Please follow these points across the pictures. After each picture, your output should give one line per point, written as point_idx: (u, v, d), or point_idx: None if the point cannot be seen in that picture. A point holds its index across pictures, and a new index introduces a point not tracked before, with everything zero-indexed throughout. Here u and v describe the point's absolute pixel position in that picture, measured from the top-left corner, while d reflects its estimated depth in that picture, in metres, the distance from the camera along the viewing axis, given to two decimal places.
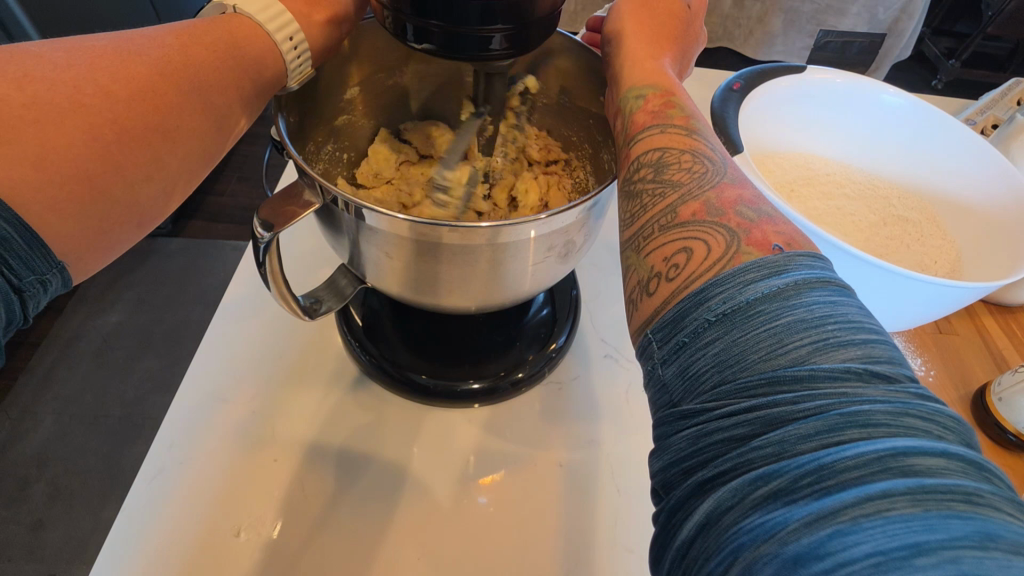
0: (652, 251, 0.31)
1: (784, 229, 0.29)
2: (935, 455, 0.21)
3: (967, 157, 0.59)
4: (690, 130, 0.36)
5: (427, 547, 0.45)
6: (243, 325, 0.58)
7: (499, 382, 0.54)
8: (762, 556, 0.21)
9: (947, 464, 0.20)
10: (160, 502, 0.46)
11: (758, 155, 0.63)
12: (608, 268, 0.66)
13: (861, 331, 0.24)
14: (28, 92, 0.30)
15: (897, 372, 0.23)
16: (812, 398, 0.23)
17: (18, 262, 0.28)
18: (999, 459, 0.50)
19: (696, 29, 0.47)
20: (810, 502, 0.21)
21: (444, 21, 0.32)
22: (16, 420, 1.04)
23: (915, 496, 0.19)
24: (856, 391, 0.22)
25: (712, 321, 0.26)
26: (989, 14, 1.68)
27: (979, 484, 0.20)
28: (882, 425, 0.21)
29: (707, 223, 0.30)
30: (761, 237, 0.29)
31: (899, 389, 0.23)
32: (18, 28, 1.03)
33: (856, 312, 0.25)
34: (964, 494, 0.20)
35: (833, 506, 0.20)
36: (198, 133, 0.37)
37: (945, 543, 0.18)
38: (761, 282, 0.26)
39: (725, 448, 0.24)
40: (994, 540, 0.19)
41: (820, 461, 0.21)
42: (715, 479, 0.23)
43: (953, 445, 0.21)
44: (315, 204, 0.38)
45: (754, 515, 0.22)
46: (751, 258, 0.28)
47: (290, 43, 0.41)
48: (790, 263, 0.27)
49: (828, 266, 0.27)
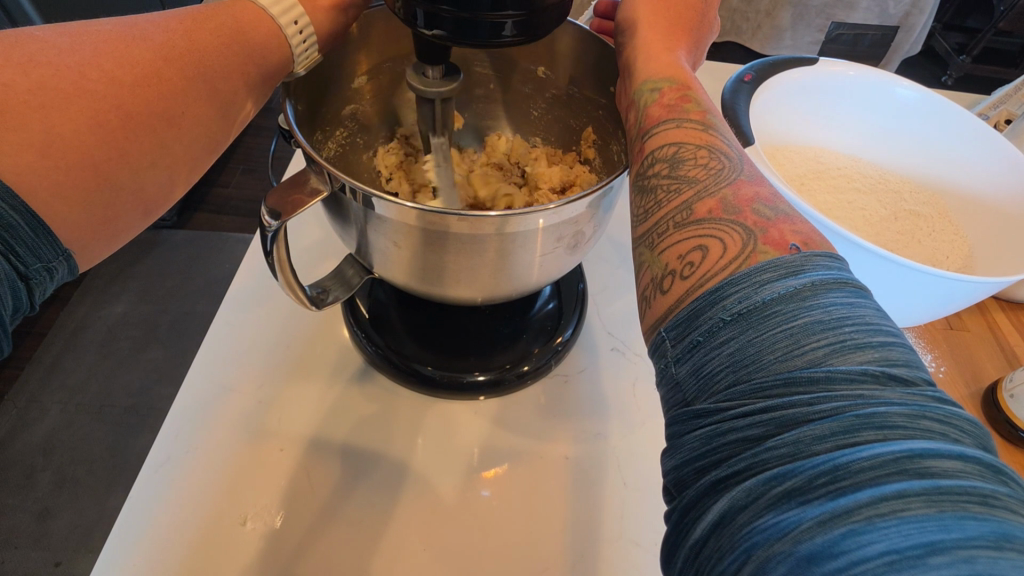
0: (666, 249, 0.31)
1: (801, 228, 0.29)
2: (952, 457, 0.20)
3: (982, 151, 0.58)
4: (706, 125, 0.36)
5: (432, 539, 0.45)
6: (249, 315, 0.58)
7: (505, 374, 0.54)
8: (776, 554, 0.20)
9: (964, 467, 0.20)
10: (164, 491, 0.46)
11: (769, 148, 0.63)
12: (615, 263, 0.66)
13: (878, 334, 0.24)
14: (34, 77, 0.30)
15: (914, 376, 0.23)
16: (828, 399, 0.22)
17: (25, 249, 0.28)
18: (1011, 458, 0.49)
19: (710, 19, 0.46)
20: (824, 502, 0.20)
21: (455, 6, 0.31)
22: (22, 409, 1.04)
23: (930, 497, 0.19)
24: (873, 393, 0.22)
25: (728, 321, 0.26)
26: (1002, 9, 1.66)
27: (995, 487, 0.20)
28: (899, 427, 0.21)
29: (724, 222, 0.30)
30: (778, 236, 0.28)
31: (915, 392, 0.22)
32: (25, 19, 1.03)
33: (874, 315, 0.25)
34: (980, 496, 0.19)
35: (847, 506, 0.20)
36: (203, 120, 0.36)
37: (960, 543, 0.18)
38: (778, 282, 0.26)
39: (739, 449, 0.23)
40: (1010, 541, 0.18)
41: (835, 461, 0.21)
42: (728, 479, 0.23)
43: (971, 449, 0.21)
44: (322, 191, 0.37)
45: (767, 515, 0.21)
46: (768, 257, 0.27)
47: (296, 28, 0.40)
48: (807, 264, 0.26)
49: (845, 267, 0.27)
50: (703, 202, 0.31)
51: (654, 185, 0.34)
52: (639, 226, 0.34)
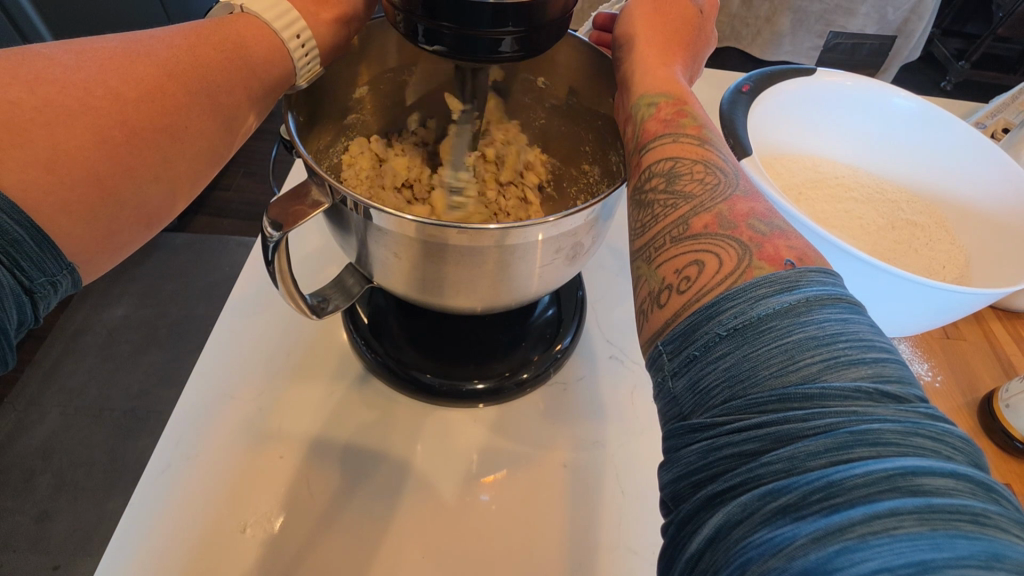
0: (665, 262, 0.31)
1: (796, 244, 0.29)
2: (944, 475, 0.21)
3: (979, 162, 0.59)
4: (703, 140, 0.36)
5: (431, 546, 0.46)
6: (249, 322, 0.58)
7: (504, 382, 0.54)
8: (772, 570, 0.21)
9: (956, 484, 0.20)
10: (166, 500, 0.46)
11: (767, 158, 0.63)
12: (614, 270, 0.66)
13: (872, 350, 0.24)
14: (40, 94, 0.30)
15: (907, 392, 0.23)
16: (823, 415, 0.23)
17: (29, 263, 0.29)
18: (1007, 468, 0.49)
19: (707, 33, 0.47)
20: (818, 518, 0.20)
21: (455, 22, 0.32)
22: (22, 412, 1.04)
23: (923, 514, 0.19)
24: (867, 410, 0.22)
25: (724, 335, 0.26)
26: (1001, 15, 1.66)
27: (987, 505, 0.20)
28: (892, 444, 0.21)
29: (721, 235, 0.30)
30: (773, 252, 0.29)
31: (908, 409, 0.23)
32: (29, 25, 1.04)
33: (868, 330, 0.25)
34: (971, 514, 0.20)
35: (841, 522, 0.20)
36: (207, 133, 0.37)
37: (952, 561, 0.18)
38: (773, 297, 0.26)
39: (735, 463, 0.24)
40: (1001, 560, 0.19)
41: (830, 478, 0.21)
42: (725, 493, 0.23)
43: (962, 466, 0.21)
44: (323, 203, 0.38)
45: (763, 530, 0.22)
46: (763, 273, 0.28)
47: (298, 42, 0.40)
48: (802, 279, 0.27)
49: (840, 282, 0.27)
50: (700, 215, 0.32)
51: (652, 198, 0.34)
52: (637, 239, 0.34)
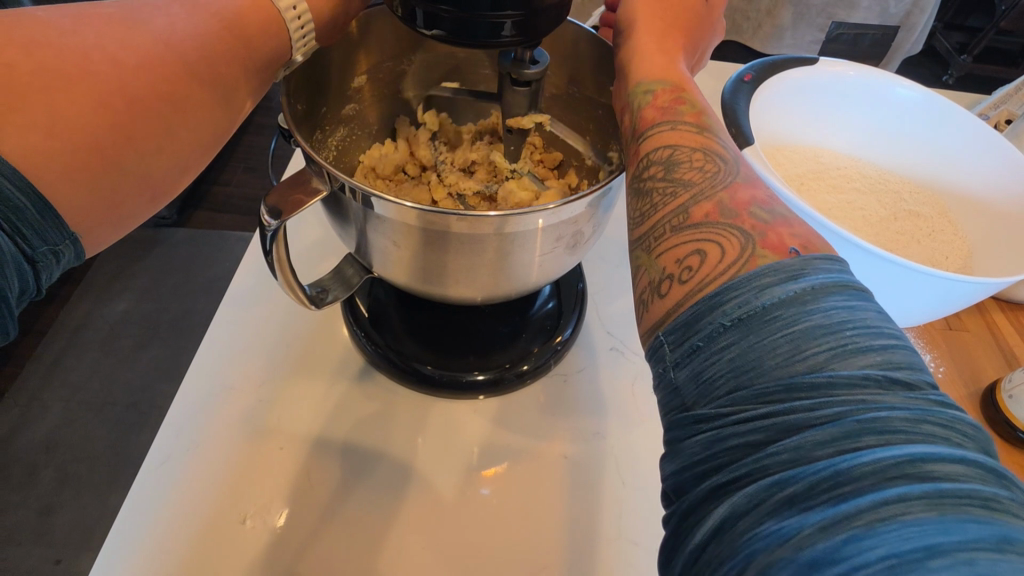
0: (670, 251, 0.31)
1: (798, 231, 0.29)
2: (954, 461, 0.20)
3: (982, 152, 0.58)
4: (702, 127, 0.36)
5: (430, 536, 0.45)
6: (249, 314, 0.58)
7: (504, 373, 0.54)
8: (778, 560, 0.21)
9: (965, 471, 0.20)
10: (167, 488, 0.46)
11: (769, 149, 0.63)
12: (615, 263, 0.66)
13: (880, 337, 0.24)
14: (38, 58, 0.30)
15: (916, 379, 0.23)
16: (829, 404, 0.22)
17: (31, 232, 0.28)
18: (1010, 458, 0.49)
19: (713, 20, 0.46)
20: (826, 508, 0.20)
21: (455, 7, 0.31)
22: (23, 407, 1.05)
23: (932, 501, 0.19)
24: (875, 398, 0.22)
25: (728, 325, 0.26)
26: (1002, 9, 1.65)
27: (997, 490, 0.20)
28: (901, 432, 0.21)
29: (728, 225, 0.30)
30: (776, 240, 0.28)
31: (917, 397, 0.22)
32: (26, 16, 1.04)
33: (875, 317, 0.25)
34: (981, 499, 0.19)
35: (848, 511, 0.20)
36: (207, 105, 0.36)
37: (960, 545, 0.18)
38: (778, 287, 0.26)
39: (740, 454, 0.23)
40: (1010, 544, 0.18)
41: (837, 467, 0.21)
42: (728, 484, 0.23)
43: (971, 452, 0.21)
44: (322, 191, 0.37)
45: (769, 521, 0.21)
46: (767, 262, 0.27)
47: (294, 14, 0.40)
48: (806, 268, 0.26)
49: (844, 269, 0.27)
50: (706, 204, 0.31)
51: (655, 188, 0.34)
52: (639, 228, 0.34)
